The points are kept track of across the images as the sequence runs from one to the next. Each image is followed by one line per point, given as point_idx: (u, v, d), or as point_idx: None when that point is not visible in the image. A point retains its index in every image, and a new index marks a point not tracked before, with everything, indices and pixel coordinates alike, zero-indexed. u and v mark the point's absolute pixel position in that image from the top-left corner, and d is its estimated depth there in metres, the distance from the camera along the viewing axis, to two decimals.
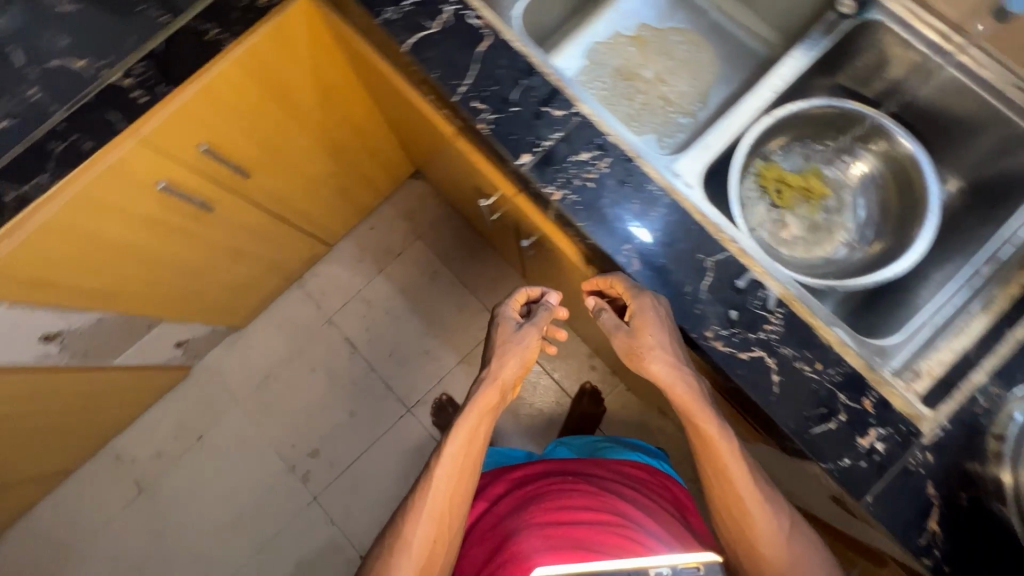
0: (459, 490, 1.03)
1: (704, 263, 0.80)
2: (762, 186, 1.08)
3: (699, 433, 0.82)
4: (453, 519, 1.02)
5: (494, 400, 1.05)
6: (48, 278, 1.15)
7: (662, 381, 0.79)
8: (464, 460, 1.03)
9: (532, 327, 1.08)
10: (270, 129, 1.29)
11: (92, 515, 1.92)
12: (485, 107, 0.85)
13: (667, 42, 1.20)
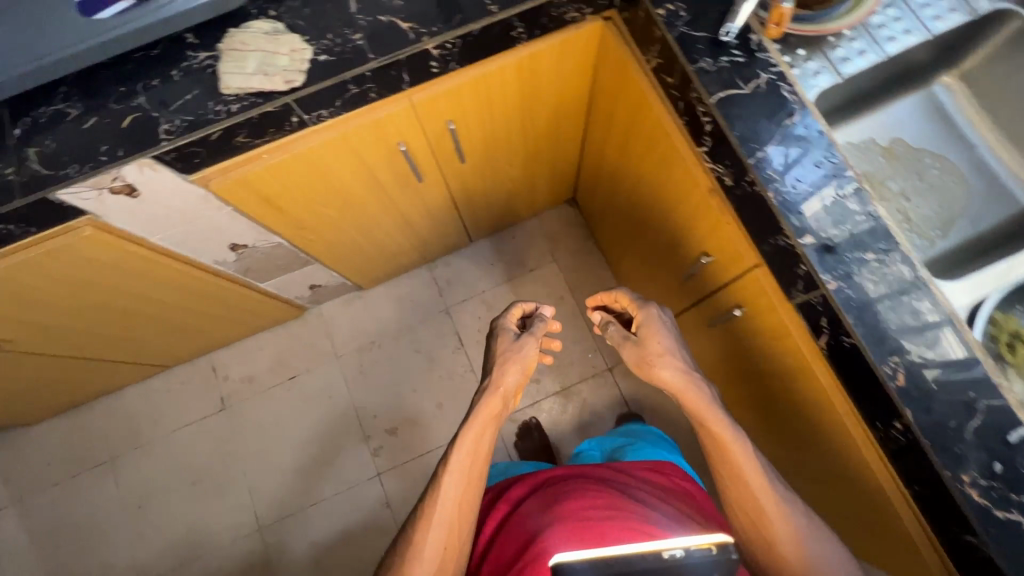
0: (469, 494, 1.05)
1: (976, 404, 0.76)
2: (992, 337, 1.02)
3: (713, 436, 0.99)
4: (456, 528, 1.03)
5: (495, 410, 1.10)
6: (274, 198, 1.21)
7: (674, 383, 1.02)
8: (475, 465, 1.06)
9: (529, 342, 1.15)
10: (500, 126, 1.34)
11: (174, 414, 1.99)
12: (779, 178, 0.86)
13: (920, 162, 1.17)
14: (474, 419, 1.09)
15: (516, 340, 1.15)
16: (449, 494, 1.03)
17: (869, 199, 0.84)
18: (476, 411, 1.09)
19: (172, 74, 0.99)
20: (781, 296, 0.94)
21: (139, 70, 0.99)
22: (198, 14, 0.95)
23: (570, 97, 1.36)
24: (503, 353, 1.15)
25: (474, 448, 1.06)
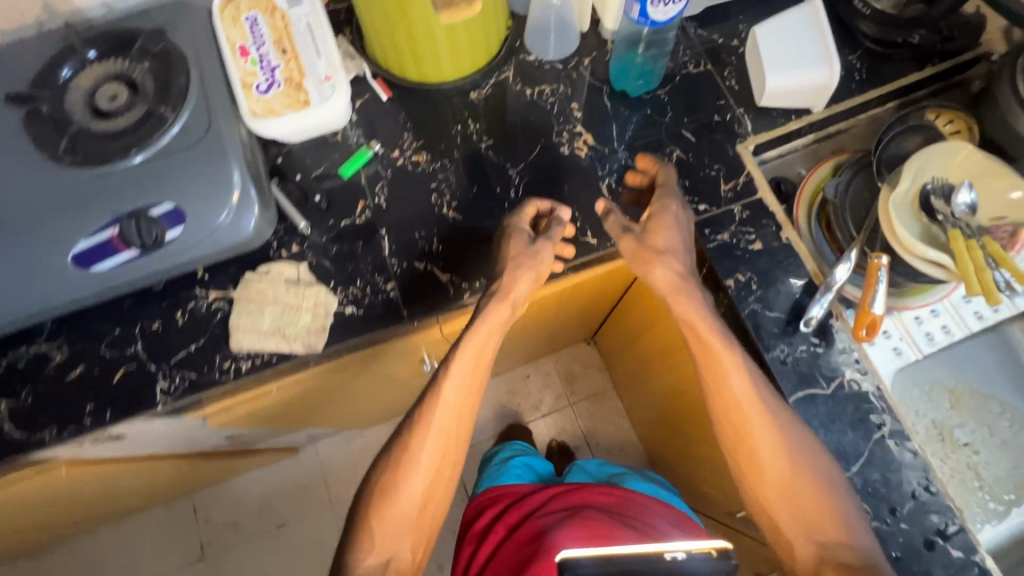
0: (450, 457, 0.88)
1: None
2: None
3: (707, 356, 0.80)
4: (451, 435, 0.87)
5: (542, 254, 0.84)
6: (281, 414, 1.08)
7: (667, 290, 0.82)
8: (449, 415, 0.86)
9: (546, 243, 0.85)
10: (528, 328, 1.19)
11: (145, 563, 1.80)
12: (871, 509, 0.77)
13: (991, 407, 1.07)
14: (466, 346, 0.85)
15: (537, 241, 0.85)
16: (428, 434, 0.85)
17: (974, 543, 0.76)
18: (465, 338, 0.84)
19: (176, 317, 0.87)
20: None
21: (137, 309, 0.88)
22: (213, 258, 0.85)
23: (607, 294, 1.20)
24: (516, 256, 0.84)
25: (488, 332, 0.84)
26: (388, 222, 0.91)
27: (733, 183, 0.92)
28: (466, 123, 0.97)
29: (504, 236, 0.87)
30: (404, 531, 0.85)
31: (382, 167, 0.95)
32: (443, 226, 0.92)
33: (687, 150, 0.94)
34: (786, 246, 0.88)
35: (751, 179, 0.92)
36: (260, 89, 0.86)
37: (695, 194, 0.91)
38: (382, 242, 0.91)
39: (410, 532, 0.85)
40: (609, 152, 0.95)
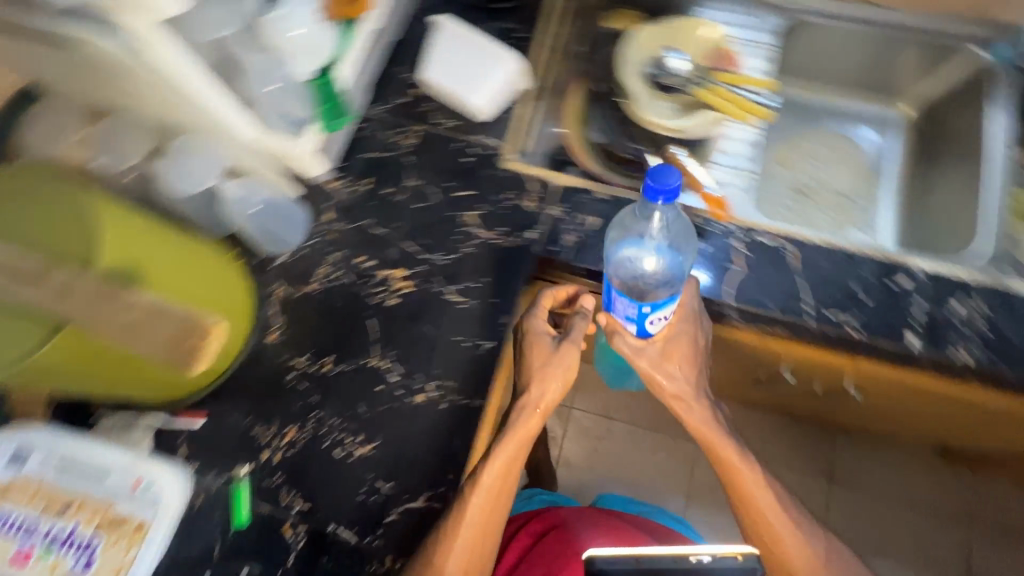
0: (493, 522, 0.79)
1: None
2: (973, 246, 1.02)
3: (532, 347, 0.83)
4: (470, 566, 0.77)
5: (557, 379, 0.82)
6: None
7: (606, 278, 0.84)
8: (472, 535, 0.76)
9: (567, 345, 0.83)
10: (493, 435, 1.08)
11: None
12: (844, 313, 0.85)
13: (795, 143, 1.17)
14: (512, 437, 0.80)
15: (563, 340, 0.83)
16: (451, 546, 0.75)
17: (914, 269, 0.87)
18: (512, 429, 0.81)
19: None
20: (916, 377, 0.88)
21: None
22: None
23: None
24: (542, 364, 0.82)
25: (541, 407, 0.81)
26: (325, 516, 0.80)
27: (510, 194, 0.92)
28: (293, 365, 0.86)
29: (532, 336, 0.84)
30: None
31: (274, 476, 0.82)
32: (370, 464, 0.82)
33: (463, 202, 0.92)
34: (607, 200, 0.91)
35: (521, 176, 0.93)
36: (78, 567, 0.68)
37: (506, 228, 0.91)
38: (336, 537, 0.79)
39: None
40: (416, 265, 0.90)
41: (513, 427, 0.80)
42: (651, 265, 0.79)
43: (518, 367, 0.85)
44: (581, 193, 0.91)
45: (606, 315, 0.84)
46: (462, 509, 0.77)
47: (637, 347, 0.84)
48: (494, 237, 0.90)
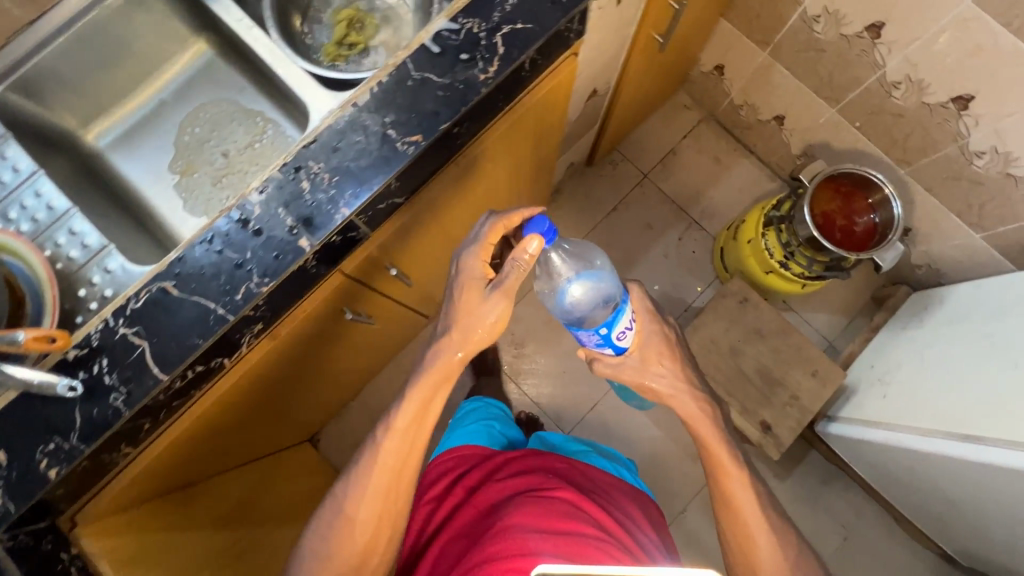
0: (410, 465, 0.92)
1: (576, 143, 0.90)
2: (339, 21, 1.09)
3: (466, 304, 0.87)
4: (388, 508, 0.92)
5: (489, 318, 0.86)
6: None
7: (467, 272, 0.87)
8: (383, 481, 0.91)
9: (496, 292, 0.85)
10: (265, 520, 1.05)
11: None
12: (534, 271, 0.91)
13: (226, 133, 1.09)
14: (416, 389, 0.90)
15: (494, 284, 0.85)
16: (368, 486, 0.91)
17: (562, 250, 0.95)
18: (415, 390, 0.90)
19: None
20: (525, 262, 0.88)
21: None
22: None
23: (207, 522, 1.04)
24: (469, 313, 0.87)
25: (470, 348, 0.88)
26: None
27: (146, 291, 0.75)
28: None
29: (465, 274, 0.87)
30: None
31: None
32: None
33: (92, 325, 0.74)
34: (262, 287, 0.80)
35: (155, 270, 0.76)
36: None
37: (156, 331, 0.74)
38: None
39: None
40: (67, 425, 0.71)
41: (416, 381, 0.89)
42: (580, 293, 0.89)
43: (450, 305, 0.89)
44: (229, 252, 0.76)
45: (582, 348, 0.91)
46: (378, 452, 0.91)
47: (614, 365, 0.91)
48: (141, 347, 0.74)
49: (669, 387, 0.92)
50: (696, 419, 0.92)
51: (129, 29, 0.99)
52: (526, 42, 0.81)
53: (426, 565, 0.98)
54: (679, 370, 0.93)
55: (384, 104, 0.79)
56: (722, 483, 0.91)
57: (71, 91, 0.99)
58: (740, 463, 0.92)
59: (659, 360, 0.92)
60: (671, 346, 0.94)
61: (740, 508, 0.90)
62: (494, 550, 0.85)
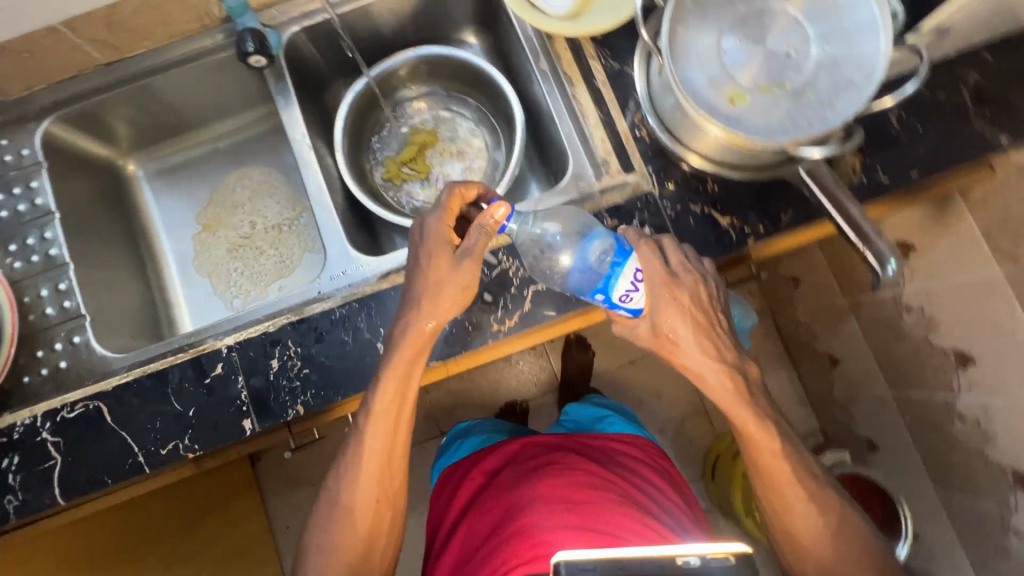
0: (398, 448, 0.76)
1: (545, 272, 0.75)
2: (412, 147, 1.03)
3: (435, 288, 0.69)
4: (381, 492, 0.76)
5: (461, 288, 0.69)
6: None
7: (431, 256, 0.69)
8: (370, 465, 0.75)
9: (466, 261, 0.68)
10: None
11: None
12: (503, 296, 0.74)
13: (257, 208, 1.06)
14: (390, 367, 0.70)
15: (463, 252, 0.68)
16: (355, 471, 0.75)
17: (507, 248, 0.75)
18: (384, 372, 0.70)
19: None
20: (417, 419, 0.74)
21: None
22: None
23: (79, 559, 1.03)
24: (442, 283, 0.69)
25: (428, 324, 0.69)
26: None
27: (84, 404, 0.73)
28: None
29: (428, 245, 0.69)
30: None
31: None
32: None
33: (21, 417, 0.72)
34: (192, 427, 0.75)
35: (103, 384, 0.74)
36: None
37: (75, 450, 0.71)
38: None
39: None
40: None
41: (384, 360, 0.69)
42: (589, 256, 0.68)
43: (408, 279, 0.71)
44: (174, 401, 0.72)
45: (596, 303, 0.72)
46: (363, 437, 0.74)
47: (631, 329, 0.70)
48: (54, 461, 0.71)
49: (682, 339, 0.68)
50: (734, 394, 0.71)
51: (209, 88, 0.96)
52: (555, 306, 0.74)
53: (447, 561, 0.87)
54: (705, 315, 0.69)
55: (386, 313, 0.74)
56: (759, 452, 0.75)
57: (131, 125, 0.97)
58: (769, 421, 0.74)
59: (676, 323, 0.67)
60: (702, 307, 0.69)
61: (778, 459, 0.75)
62: (511, 554, 0.75)
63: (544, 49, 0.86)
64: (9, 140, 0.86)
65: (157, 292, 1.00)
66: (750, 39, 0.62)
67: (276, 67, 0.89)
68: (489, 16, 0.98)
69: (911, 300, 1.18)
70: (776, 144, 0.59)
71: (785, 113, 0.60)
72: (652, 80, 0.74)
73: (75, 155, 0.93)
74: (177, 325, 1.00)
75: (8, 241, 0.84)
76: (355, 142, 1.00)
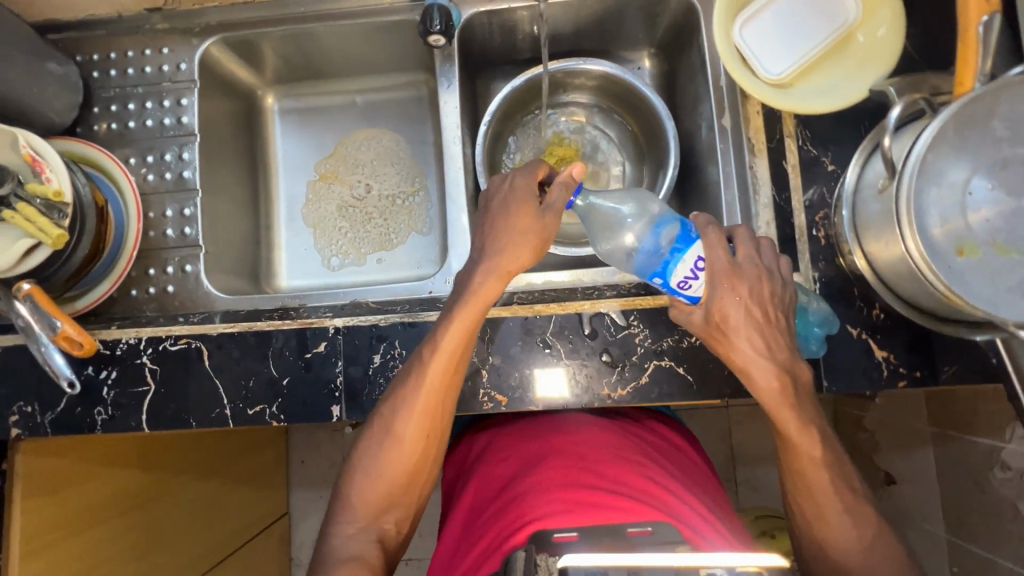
0: (455, 389, 0.67)
1: (669, 348, 0.70)
2: (548, 154, 0.98)
3: (523, 238, 0.63)
4: (433, 428, 0.67)
5: (544, 240, 0.64)
6: None
7: (505, 205, 0.64)
8: (428, 399, 0.66)
9: (550, 216, 0.63)
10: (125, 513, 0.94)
11: None
12: (619, 359, 0.71)
13: (376, 173, 1.02)
14: (464, 308, 0.64)
15: (547, 205, 0.63)
16: (411, 403, 0.66)
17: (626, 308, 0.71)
18: (454, 315, 0.64)
19: None
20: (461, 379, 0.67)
21: None
22: None
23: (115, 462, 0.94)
24: (526, 230, 0.63)
25: (505, 268, 0.63)
26: None
27: (187, 340, 0.73)
28: None
29: (512, 194, 0.63)
30: (388, 503, 0.68)
31: None
32: None
33: (126, 335, 0.73)
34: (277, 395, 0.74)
35: (209, 326, 0.73)
36: None
37: (169, 383, 0.72)
38: None
39: (394, 508, 0.68)
40: (51, 403, 0.72)
41: (457, 304, 0.64)
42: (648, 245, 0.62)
43: (485, 228, 0.64)
44: (272, 364, 0.72)
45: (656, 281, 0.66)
46: (422, 374, 0.66)
47: (684, 314, 0.63)
48: (147, 388, 0.72)
49: (742, 325, 0.59)
50: (784, 396, 0.61)
51: (369, 45, 0.93)
52: (672, 388, 0.70)
53: (455, 525, 0.71)
54: (772, 311, 0.60)
55: (500, 342, 0.72)
56: (797, 458, 0.64)
57: (280, 58, 0.94)
58: (813, 424, 0.63)
59: (734, 314, 0.59)
60: (762, 302, 0.60)
61: (815, 466, 0.64)
62: (542, 500, 0.62)
63: (732, 105, 0.79)
64: (170, 49, 0.85)
65: (263, 231, 0.99)
66: (1006, 186, 0.54)
67: (447, 49, 0.85)
68: (674, 45, 0.91)
69: (1009, 459, 1.04)
70: (994, 317, 0.53)
71: (1018, 283, 0.53)
72: (866, 176, 0.64)
73: (223, 78, 0.91)
74: (274, 268, 0.99)
75: (147, 151, 0.84)
76: (496, 136, 0.95)
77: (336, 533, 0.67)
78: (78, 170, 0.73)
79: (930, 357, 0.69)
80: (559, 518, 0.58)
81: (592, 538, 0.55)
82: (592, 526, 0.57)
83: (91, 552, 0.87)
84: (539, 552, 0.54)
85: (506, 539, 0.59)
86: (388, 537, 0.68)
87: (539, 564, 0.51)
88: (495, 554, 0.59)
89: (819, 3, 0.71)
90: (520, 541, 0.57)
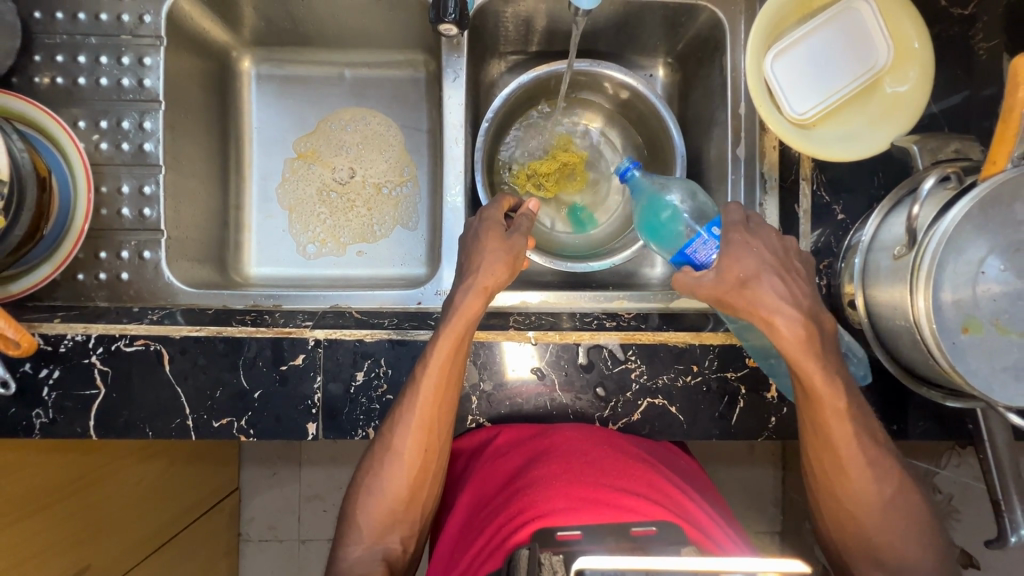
0: (447, 411, 0.61)
1: (659, 385, 0.69)
2: (549, 153, 0.92)
3: (494, 262, 0.61)
4: (433, 443, 0.61)
5: (520, 262, 0.63)
6: None
7: (471, 234, 0.65)
8: (425, 413, 0.60)
9: (517, 236, 0.63)
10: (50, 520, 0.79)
11: None
12: (610, 395, 0.69)
13: (363, 154, 0.93)
14: (451, 322, 0.60)
15: (514, 229, 0.64)
16: (408, 415, 0.60)
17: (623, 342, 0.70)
18: (443, 327, 0.60)
19: None
20: (456, 397, 0.62)
21: None
22: None
23: (57, 468, 0.81)
24: (494, 250, 0.62)
25: (485, 286, 0.60)
26: None
27: (145, 342, 0.66)
28: None
29: (481, 226, 0.64)
30: (393, 520, 0.60)
31: None
32: None
33: (73, 331, 0.66)
34: (241, 413, 0.66)
35: (171, 328, 0.66)
36: None
37: (122, 388, 0.65)
38: None
39: (399, 526, 0.61)
40: None
41: (442, 324, 0.60)
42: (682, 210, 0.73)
43: (462, 257, 0.64)
44: (243, 375, 0.66)
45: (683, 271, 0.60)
46: (416, 393, 0.60)
47: (693, 275, 0.58)
48: (97, 391, 0.65)
49: (752, 270, 0.56)
50: (795, 331, 0.54)
51: (364, 17, 0.83)
52: (660, 426, 0.70)
53: (452, 527, 0.64)
54: (778, 257, 0.57)
55: (492, 368, 0.69)
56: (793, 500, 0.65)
57: (261, 17, 0.83)
58: (828, 361, 0.56)
59: (740, 260, 0.56)
60: (773, 252, 0.58)
61: (833, 406, 0.57)
62: (550, 497, 0.57)
63: (749, 137, 0.77)
64: None
65: (231, 212, 0.89)
66: (1018, 269, 0.52)
67: (456, 38, 0.77)
68: (691, 61, 0.86)
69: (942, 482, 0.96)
70: (988, 398, 0.54)
71: (1013, 365, 0.53)
72: (883, 235, 0.63)
73: (193, 35, 0.80)
74: (241, 253, 0.90)
75: (100, 115, 0.74)
76: (495, 131, 0.88)
77: (345, 557, 0.60)
78: (13, 130, 0.62)
79: (907, 413, 0.71)
80: (568, 515, 0.54)
81: (604, 539, 0.51)
82: (602, 525, 0.53)
83: (19, 544, 0.74)
84: (543, 551, 0.50)
85: (509, 535, 0.54)
86: (395, 559, 0.60)
87: (544, 564, 0.48)
88: (496, 553, 0.53)
89: (853, 46, 0.68)
90: (523, 539, 0.53)
